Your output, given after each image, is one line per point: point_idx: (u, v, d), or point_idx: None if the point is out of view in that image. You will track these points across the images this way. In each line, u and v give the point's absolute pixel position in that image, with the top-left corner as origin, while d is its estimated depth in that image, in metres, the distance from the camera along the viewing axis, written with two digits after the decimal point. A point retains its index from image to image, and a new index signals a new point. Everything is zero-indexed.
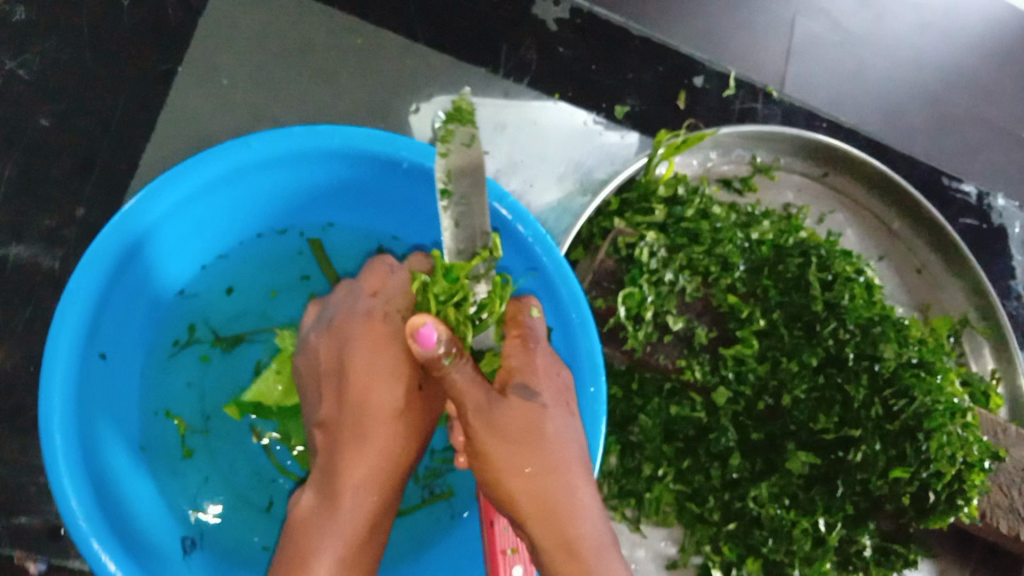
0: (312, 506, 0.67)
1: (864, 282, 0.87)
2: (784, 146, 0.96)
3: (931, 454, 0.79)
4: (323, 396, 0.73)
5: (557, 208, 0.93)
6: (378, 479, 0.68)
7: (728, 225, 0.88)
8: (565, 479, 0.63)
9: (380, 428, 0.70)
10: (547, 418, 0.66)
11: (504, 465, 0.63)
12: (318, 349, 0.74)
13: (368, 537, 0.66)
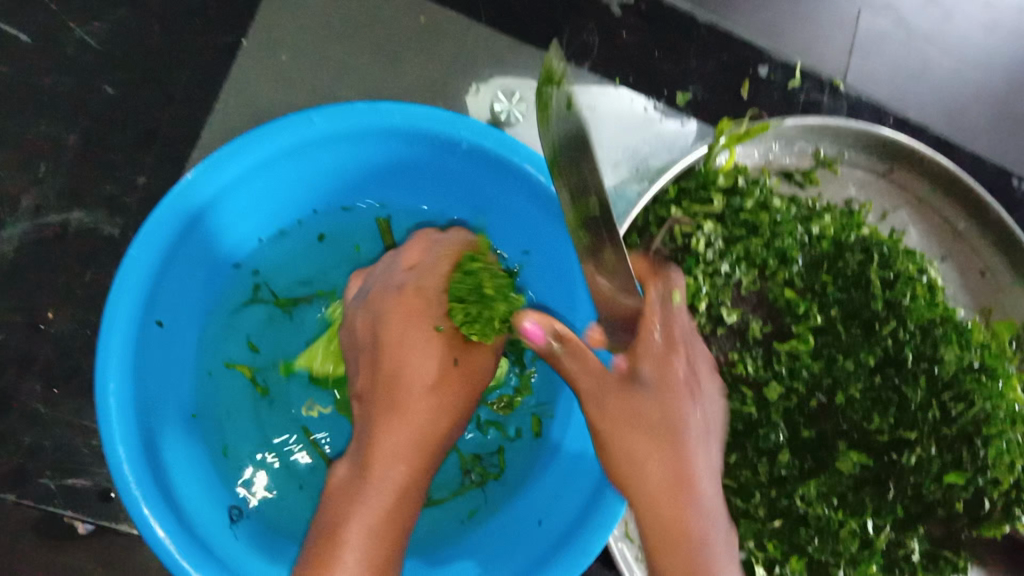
0: (350, 475, 0.67)
1: (926, 283, 0.84)
2: (849, 140, 0.93)
3: (989, 461, 0.79)
4: (360, 370, 0.75)
5: (612, 194, 0.90)
6: (410, 449, 0.68)
7: (788, 218, 0.84)
8: (676, 449, 0.60)
9: (417, 402, 0.70)
10: (664, 403, 0.62)
11: (631, 464, 0.61)
12: (355, 319, 0.77)
13: (403, 507, 0.66)
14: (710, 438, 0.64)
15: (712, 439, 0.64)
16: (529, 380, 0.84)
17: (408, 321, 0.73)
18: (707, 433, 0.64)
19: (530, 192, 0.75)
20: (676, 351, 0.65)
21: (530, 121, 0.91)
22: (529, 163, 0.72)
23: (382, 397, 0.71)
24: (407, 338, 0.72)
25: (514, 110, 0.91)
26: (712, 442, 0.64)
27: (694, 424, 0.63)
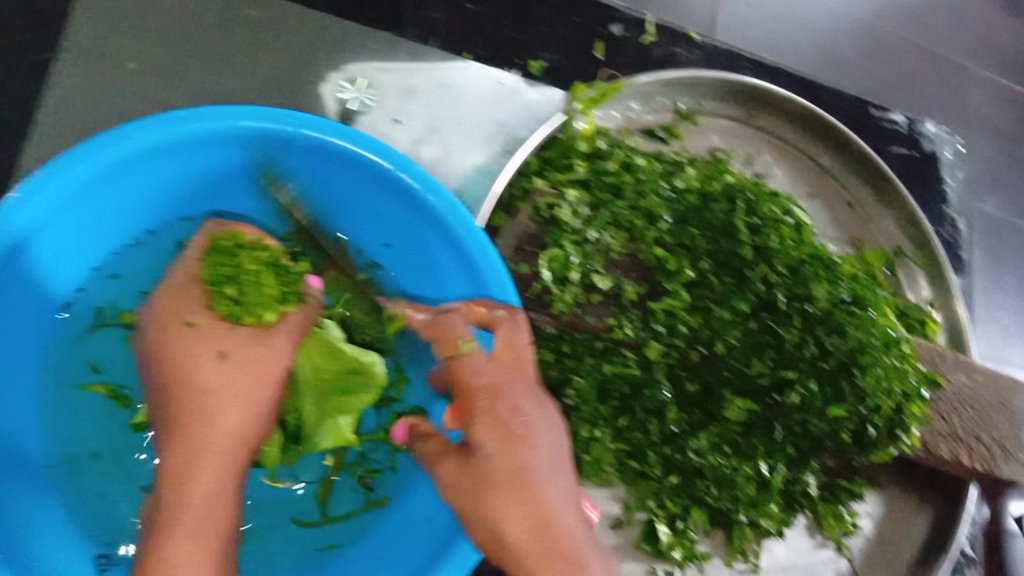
0: (151, 511, 0.64)
1: (793, 222, 0.86)
2: (705, 90, 0.94)
3: (870, 391, 0.80)
4: (152, 386, 0.72)
5: (475, 173, 0.87)
6: (199, 450, 0.66)
7: (652, 175, 0.85)
8: (530, 486, 0.60)
9: (197, 403, 0.68)
10: (532, 427, 0.64)
11: (498, 506, 0.59)
12: (145, 326, 0.73)
13: (214, 503, 0.64)
14: (552, 479, 0.61)
15: (563, 469, 0.63)
16: (407, 369, 0.81)
17: (171, 328, 0.71)
18: (550, 477, 0.61)
19: (375, 179, 0.74)
20: (497, 397, 0.64)
21: (380, 106, 0.86)
22: (373, 152, 0.71)
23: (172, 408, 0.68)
24: (196, 341, 0.70)
25: (362, 96, 0.86)
26: (552, 481, 0.61)
27: (556, 438, 0.65)
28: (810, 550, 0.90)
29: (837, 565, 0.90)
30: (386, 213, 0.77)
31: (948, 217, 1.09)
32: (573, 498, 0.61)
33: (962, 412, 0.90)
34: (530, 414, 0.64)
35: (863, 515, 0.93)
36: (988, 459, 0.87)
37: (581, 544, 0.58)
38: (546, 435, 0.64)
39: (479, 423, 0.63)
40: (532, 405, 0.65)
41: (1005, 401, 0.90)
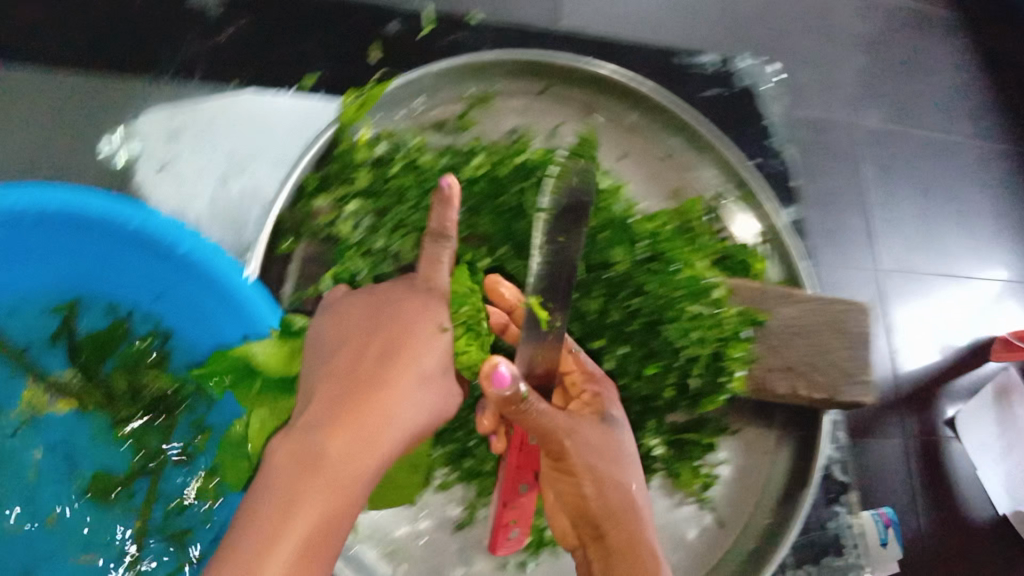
0: (273, 498, 0.61)
1: (592, 189, 0.85)
2: (490, 72, 0.92)
3: (678, 342, 0.82)
4: (321, 389, 0.68)
5: (245, 201, 0.83)
6: (338, 488, 0.63)
7: (435, 172, 0.85)
8: (618, 479, 0.73)
9: (382, 424, 0.67)
10: (621, 431, 0.75)
11: (617, 481, 0.73)
12: (338, 353, 0.71)
13: (330, 531, 0.61)
14: (626, 473, 0.73)
15: (626, 466, 0.74)
16: (208, 419, 0.84)
17: (357, 344, 0.71)
18: (620, 467, 0.73)
19: (111, 236, 0.73)
20: (603, 401, 0.76)
21: (146, 155, 0.83)
22: (98, 205, 0.70)
23: (280, 467, 0.63)
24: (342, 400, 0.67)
25: (129, 149, 0.83)
26: (631, 475, 0.74)
27: (627, 435, 0.76)
28: (669, 507, 0.91)
29: (701, 519, 0.91)
30: (144, 268, 0.78)
31: (773, 149, 1.10)
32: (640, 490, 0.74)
33: (794, 343, 0.89)
34: (615, 412, 0.75)
35: (721, 464, 0.93)
36: (827, 386, 0.88)
37: (644, 518, 0.73)
38: (620, 428, 0.75)
39: (596, 427, 0.74)
40: (608, 415, 0.75)
41: (839, 325, 0.89)
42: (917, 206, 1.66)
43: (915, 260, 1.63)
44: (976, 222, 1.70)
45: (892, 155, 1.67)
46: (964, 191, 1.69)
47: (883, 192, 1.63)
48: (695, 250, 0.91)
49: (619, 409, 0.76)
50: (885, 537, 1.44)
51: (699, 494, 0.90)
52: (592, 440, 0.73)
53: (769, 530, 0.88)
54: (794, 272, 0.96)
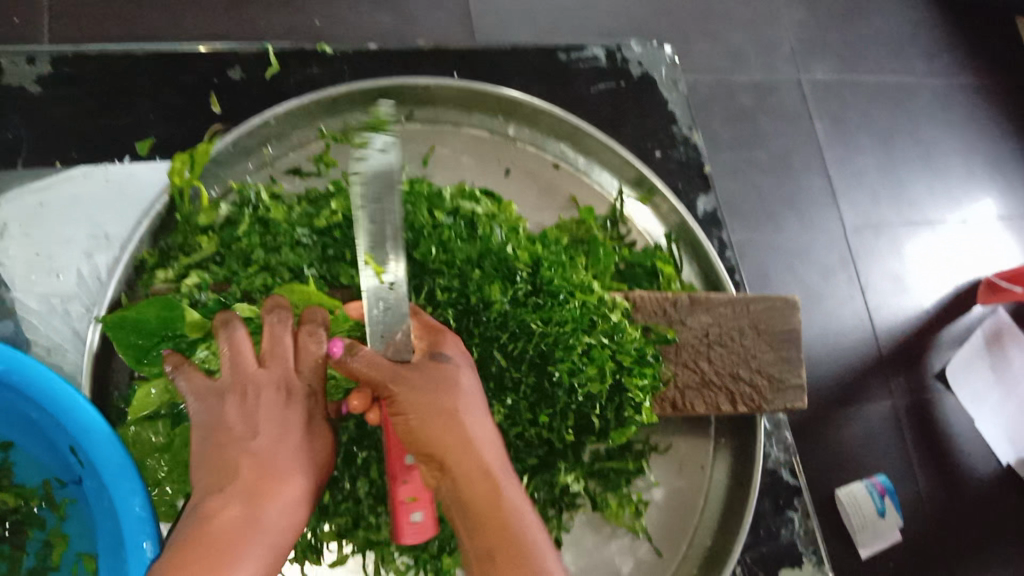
0: (180, 544, 0.58)
1: (465, 221, 0.80)
2: (345, 105, 0.87)
3: (571, 382, 0.75)
4: (227, 407, 0.66)
5: (90, 280, 0.85)
6: (277, 534, 0.62)
7: (286, 223, 0.76)
8: (458, 421, 0.65)
9: (302, 446, 0.66)
10: (461, 373, 0.67)
11: (446, 428, 0.65)
12: (241, 356, 0.67)
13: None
14: (480, 425, 0.66)
15: (479, 407, 0.67)
16: (63, 525, 0.70)
17: (285, 381, 0.68)
18: (478, 420, 0.66)
19: None
20: (439, 336, 0.69)
21: None
22: None
23: (182, 540, 0.59)
24: (226, 402, 0.66)
25: None
26: (482, 424, 0.66)
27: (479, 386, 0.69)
28: (599, 543, 0.83)
29: (637, 551, 0.83)
30: None
31: (680, 135, 1.05)
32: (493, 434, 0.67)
33: (711, 354, 0.82)
34: (456, 358, 0.68)
35: (652, 488, 0.86)
36: (752, 396, 0.81)
37: (503, 472, 0.65)
38: (473, 381, 0.68)
39: (437, 370, 0.66)
40: (459, 365, 0.67)
41: (761, 326, 0.83)
42: (851, 173, 1.63)
43: (856, 228, 1.60)
44: (917, 175, 1.66)
45: (819, 125, 1.64)
46: (893, 148, 1.67)
47: (808, 162, 1.61)
48: (594, 274, 0.84)
49: (468, 359, 0.69)
50: (882, 507, 1.38)
51: (632, 525, 0.83)
52: (422, 383, 0.65)
53: (709, 554, 0.83)
54: (705, 268, 0.92)
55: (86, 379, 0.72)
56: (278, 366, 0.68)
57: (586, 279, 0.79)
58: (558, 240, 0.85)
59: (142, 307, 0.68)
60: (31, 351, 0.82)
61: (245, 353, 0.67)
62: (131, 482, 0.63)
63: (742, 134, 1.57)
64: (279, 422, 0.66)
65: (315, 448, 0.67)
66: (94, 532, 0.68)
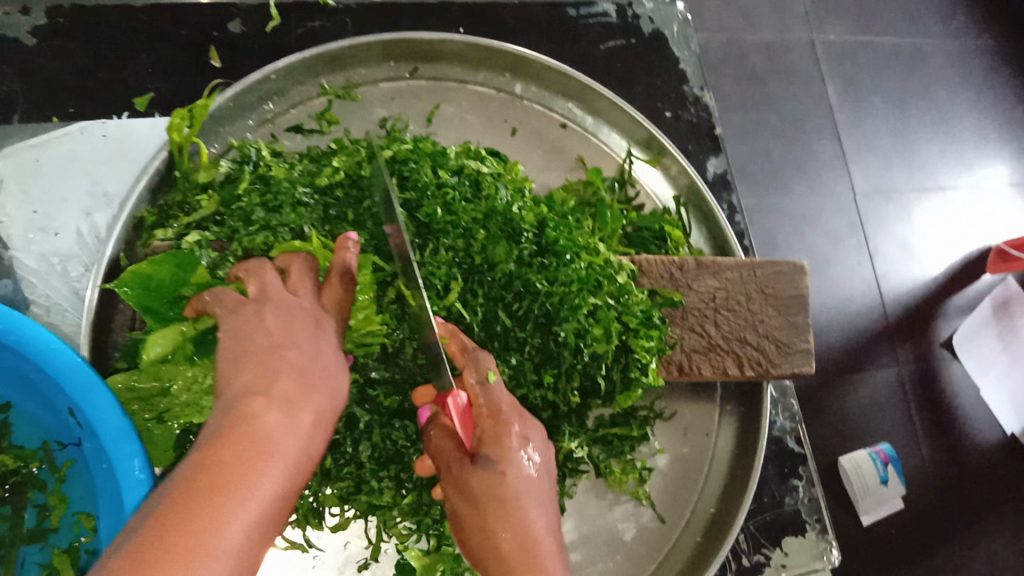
0: (215, 435, 0.55)
1: (470, 180, 0.78)
2: (346, 60, 0.85)
3: (577, 343, 0.74)
4: (264, 321, 0.65)
5: (88, 240, 0.84)
6: (308, 451, 0.59)
7: (286, 180, 0.75)
8: (518, 517, 0.61)
9: (334, 370, 0.65)
10: (511, 462, 0.63)
11: (502, 531, 0.60)
12: (270, 280, 0.68)
13: (257, 466, 0.54)
14: (542, 511, 0.63)
15: (535, 498, 0.63)
16: (63, 486, 0.70)
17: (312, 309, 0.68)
18: (541, 507, 0.63)
19: None
20: (495, 411, 0.66)
21: None
22: None
23: (218, 430, 0.56)
24: (263, 313, 0.65)
25: None
26: (544, 513, 0.63)
27: (534, 471, 0.65)
28: (602, 510, 0.83)
29: (640, 517, 0.83)
30: None
31: (691, 96, 1.02)
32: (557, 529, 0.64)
33: (717, 318, 0.80)
34: (513, 446, 0.64)
35: (656, 455, 0.85)
36: (759, 360, 0.80)
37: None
38: (541, 466, 0.66)
39: (498, 445, 0.64)
40: (523, 440, 0.65)
41: (768, 290, 0.81)
42: (863, 137, 1.60)
43: (866, 193, 1.57)
44: (930, 140, 1.63)
45: (831, 87, 1.60)
46: (907, 112, 1.63)
47: (820, 125, 1.58)
48: (598, 234, 0.83)
49: (540, 443, 0.67)
50: (885, 475, 1.37)
51: (636, 492, 0.82)
52: (475, 484, 0.62)
53: (712, 521, 0.82)
54: (714, 233, 0.90)
55: (87, 341, 0.71)
56: (306, 294, 0.69)
57: (592, 241, 0.78)
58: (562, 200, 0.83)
59: (149, 266, 0.68)
60: (30, 311, 0.81)
61: (275, 279, 0.68)
62: (132, 444, 0.63)
63: (753, 96, 1.54)
64: (312, 344, 0.65)
65: (338, 378, 0.65)
66: (93, 493, 0.67)
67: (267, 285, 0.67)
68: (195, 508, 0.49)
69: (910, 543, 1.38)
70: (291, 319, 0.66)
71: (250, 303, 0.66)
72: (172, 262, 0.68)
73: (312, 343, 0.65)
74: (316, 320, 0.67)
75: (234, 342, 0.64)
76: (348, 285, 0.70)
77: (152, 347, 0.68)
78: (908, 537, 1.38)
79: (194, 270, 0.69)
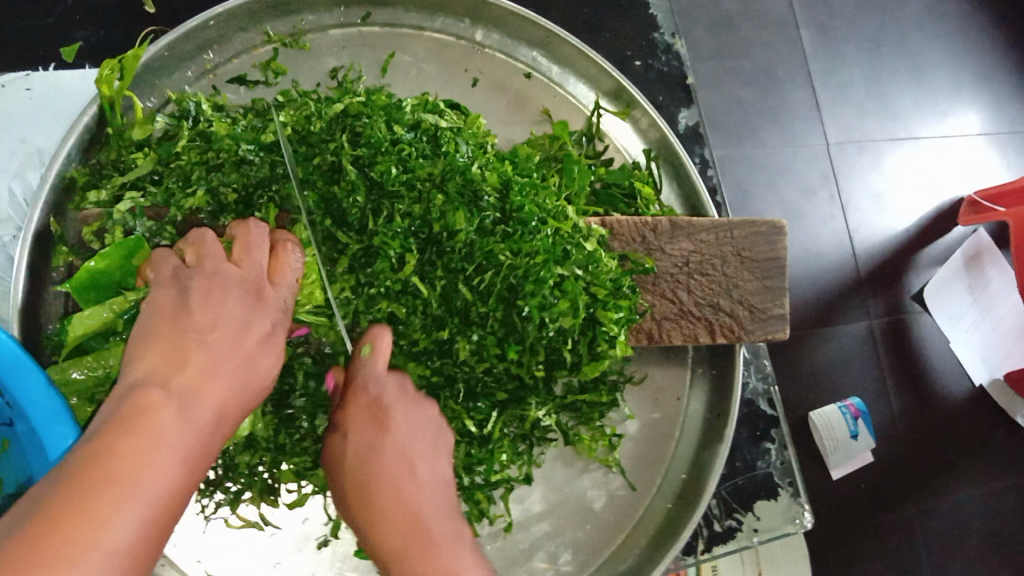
0: (109, 420, 0.49)
1: (427, 135, 0.73)
2: (291, 5, 0.79)
3: (542, 317, 0.69)
4: (185, 294, 0.59)
5: (16, 201, 0.80)
6: (208, 444, 0.53)
7: (228, 137, 0.69)
8: (369, 487, 0.58)
9: (256, 351, 0.59)
10: (354, 438, 0.62)
11: (361, 504, 0.58)
12: (206, 240, 0.63)
13: (152, 461, 0.48)
14: (406, 467, 0.60)
15: (392, 458, 0.60)
16: None
17: (243, 281, 0.61)
18: (404, 463, 0.60)
19: None
20: (355, 384, 0.65)
21: None
22: None
23: (110, 417, 0.50)
24: (190, 286, 0.60)
25: None
26: (411, 464, 0.60)
27: (407, 434, 0.62)
28: (571, 478, 0.80)
29: (609, 485, 0.81)
30: None
31: (662, 44, 0.97)
32: (439, 482, 0.61)
33: (690, 283, 0.77)
34: (362, 420, 0.62)
35: (626, 421, 0.82)
36: (731, 327, 0.77)
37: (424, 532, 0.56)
38: (408, 428, 0.62)
39: (347, 414, 0.63)
40: (375, 402, 0.63)
41: (745, 253, 0.77)
42: (837, 87, 1.56)
43: (839, 145, 1.54)
44: (905, 88, 1.59)
45: (806, 34, 1.55)
46: (882, 59, 1.59)
47: (794, 73, 1.53)
48: (569, 197, 0.79)
49: (408, 410, 0.64)
50: (855, 429, 1.36)
51: (606, 459, 0.80)
52: (333, 467, 0.62)
53: (685, 486, 0.80)
54: (687, 188, 0.85)
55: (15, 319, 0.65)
56: (250, 265, 0.63)
57: (561, 205, 0.74)
58: (523, 155, 0.79)
59: (95, 263, 0.64)
60: None
61: (214, 248, 0.63)
62: (65, 426, 0.58)
63: (726, 43, 1.50)
64: (241, 320, 0.60)
65: (262, 360, 0.60)
66: (26, 477, 0.62)
67: (206, 254, 0.62)
68: (77, 508, 0.44)
69: (879, 496, 1.37)
70: (221, 297, 0.59)
71: (183, 272, 0.61)
72: (120, 253, 0.64)
73: (241, 318, 0.59)
74: (256, 292, 0.62)
75: (154, 318, 0.58)
76: (298, 256, 0.67)
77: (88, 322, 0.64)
78: (879, 490, 1.37)
79: (145, 259, 0.65)
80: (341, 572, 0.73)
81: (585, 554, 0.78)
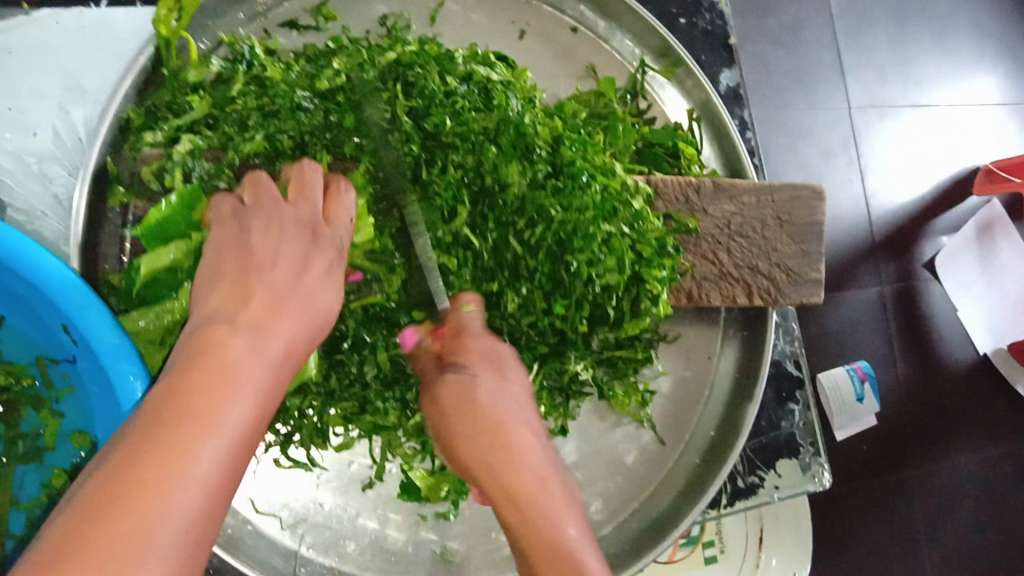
0: (181, 356, 0.52)
1: (480, 87, 0.73)
2: None
3: (590, 273, 0.71)
4: (246, 233, 0.61)
5: (65, 138, 0.80)
6: (280, 372, 0.54)
7: (281, 81, 0.69)
8: (490, 404, 0.59)
9: (313, 287, 0.61)
10: (478, 383, 0.61)
11: (462, 399, 0.60)
12: (262, 181, 0.65)
13: (226, 389, 0.50)
14: (518, 405, 0.61)
15: (505, 377, 0.63)
16: (57, 404, 0.67)
17: (289, 220, 0.63)
18: (520, 404, 0.61)
19: None
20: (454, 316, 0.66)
21: None
22: None
23: (180, 356, 0.52)
24: (251, 225, 0.62)
25: None
26: (526, 432, 0.59)
27: (529, 413, 0.62)
28: (604, 431, 0.83)
29: (641, 439, 0.83)
30: None
31: (707, 1, 0.97)
32: (543, 452, 0.59)
33: (730, 246, 0.78)
34: (506, 355, 0.65)
35: (659, 378, 0.85)
36: (768, 289, 0.78)
37: (523, 436, 0.59)
38: (520, 380, 0.64)
39: (466, 355, 0.63)
40: (496, 367, 0.63)
41: (784, 217, 0.78)
42: (861, 49, 1.54)
43: (861, 109, 1.53)
44: (931, 54, 1.58)
45: None
46: (909, 23, 1.57)
47: (821, 34, 1.52)
48: (621, 154, 0.79)
49: (504, 346, 0.66)
50: (861, 392, 1.38)
51: (638, 414, 0.82)
52: (431, 401, 0.62)
53: (713, 443, 0.82)
54: (727, 148, 0.86)
55: (74, 256, 0.66)
56: (306, 204, 0.64)
57: (609, 162, 0.74)
58: (566, 104, 0.79)
59: (161, 210, 0.65)
60: (8, 215, 0.77)
61: (272, 191, 0.64)
62: (131, 365, 0.58)
63: (753, 1, 1.49)
64: (300, 258, 0.62)
65: (319, 296, 0.61)
66: (89, 413, 0.64)
67: (263, 194, 0.64)
68: (157, 439, 0.46)
69: (881, 458, 1.40)
70: (278, 236, 0.62)
71: (241, 211, 0.63)
72: (183, 205, 0.66)
73: (297, 258, 0.61)
74: (311, 232, 0.64)
75: (218, 255, 0.60)
76: (351, 193, 0.67)
77: (155, 265, 0.65)
78: (882, 453, 1.40)
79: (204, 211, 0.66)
80: (383, 515, 0.75)
81: (615, 504, 0.81)
